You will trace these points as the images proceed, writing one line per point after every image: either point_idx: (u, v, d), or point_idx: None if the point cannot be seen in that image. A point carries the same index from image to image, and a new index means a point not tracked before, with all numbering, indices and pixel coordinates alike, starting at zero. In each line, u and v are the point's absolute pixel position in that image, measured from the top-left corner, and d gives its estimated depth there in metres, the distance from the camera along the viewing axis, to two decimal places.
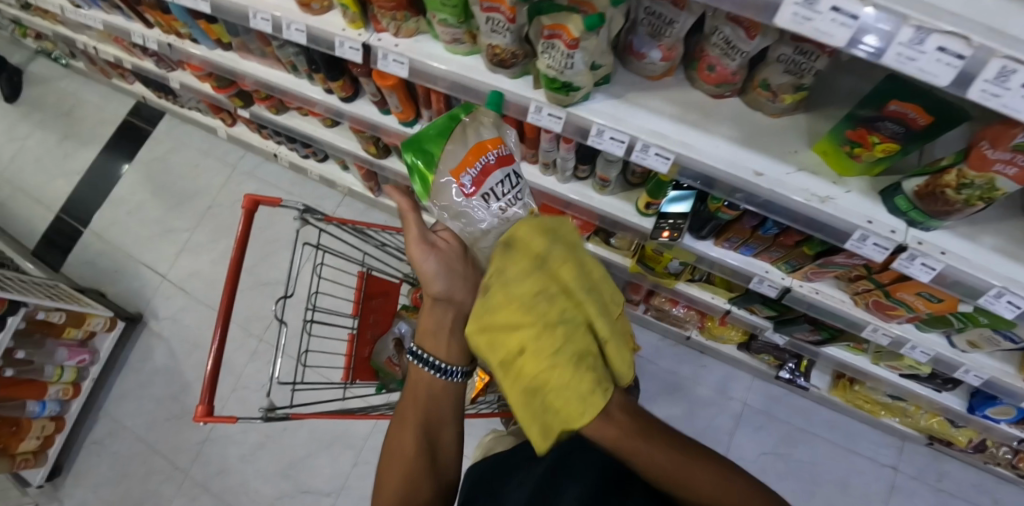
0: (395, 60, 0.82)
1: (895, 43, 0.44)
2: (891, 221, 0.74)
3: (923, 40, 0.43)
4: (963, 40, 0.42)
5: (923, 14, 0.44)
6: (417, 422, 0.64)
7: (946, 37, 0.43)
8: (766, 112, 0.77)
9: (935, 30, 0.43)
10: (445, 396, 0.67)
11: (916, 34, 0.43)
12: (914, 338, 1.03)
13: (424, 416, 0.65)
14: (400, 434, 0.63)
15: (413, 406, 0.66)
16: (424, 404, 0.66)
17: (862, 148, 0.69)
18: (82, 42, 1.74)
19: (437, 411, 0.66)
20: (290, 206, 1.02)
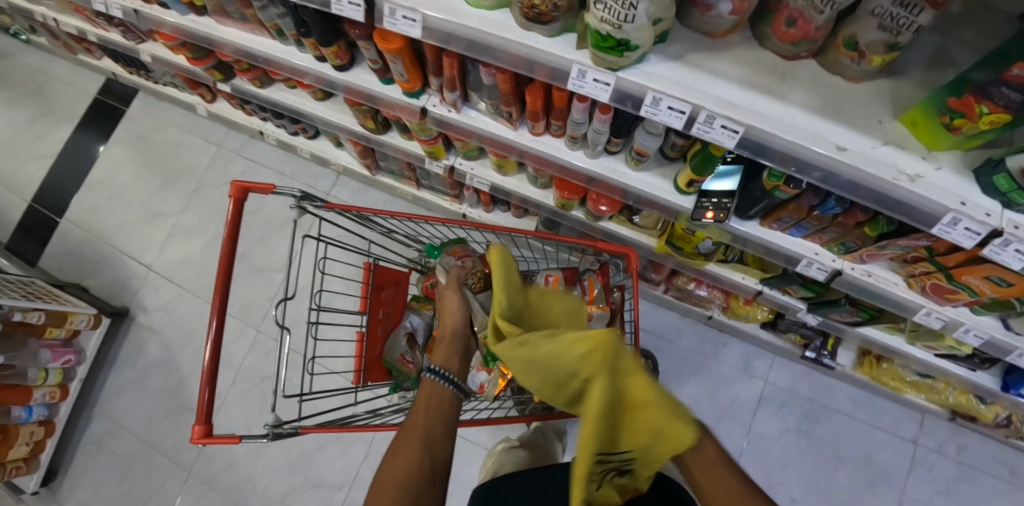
0: (404, 16, 0.69)
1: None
2: (986, 203, 0.64)
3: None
4: None
5: None
6: (421, 437, 0.57)
7: None
8: (847, 76, 0.66)
9: None
10: (442, 415, 0.62)
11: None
12: (968, 320, 0.96)
13: (427, 434, 0.58)
14: (401, 446, 0.55)
15: (416, 424, 0.59)
16: (431, 423, 0.60)
17: (965, 119, 0.58)
18: (40, 12, 1.55)
19: (437, 427, 0.60)
20: (284, 193, 0.89)
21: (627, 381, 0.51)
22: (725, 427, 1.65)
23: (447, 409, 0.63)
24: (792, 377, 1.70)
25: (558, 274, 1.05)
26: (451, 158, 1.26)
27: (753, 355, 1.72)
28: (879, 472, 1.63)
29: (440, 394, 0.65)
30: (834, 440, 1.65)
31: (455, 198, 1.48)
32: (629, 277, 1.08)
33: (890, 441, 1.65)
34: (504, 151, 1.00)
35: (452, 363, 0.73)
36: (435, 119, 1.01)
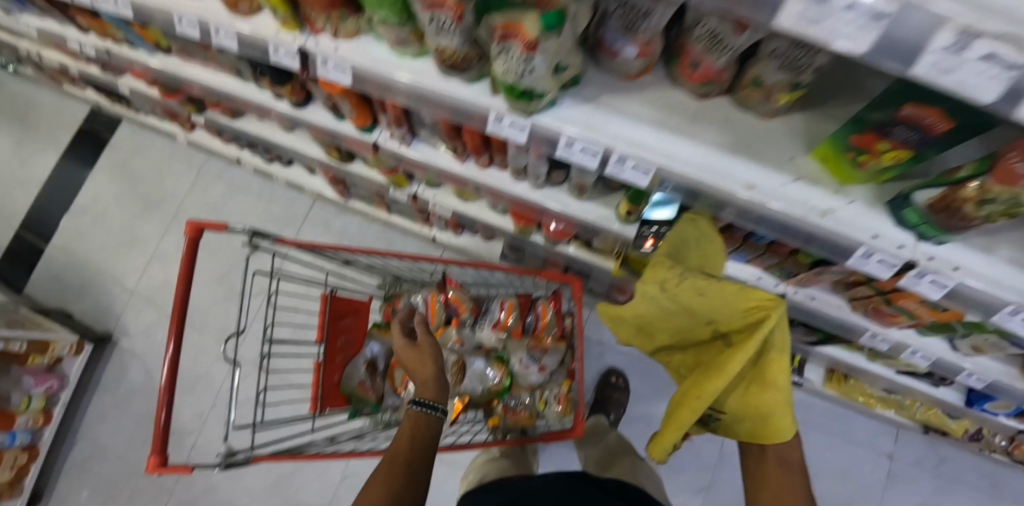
0: (336, 66, 0.73)
1: (929, 52, 0.32)
2: (900, 235, 0.65)
3: (968, 45, 0.31)
4: (1018, 47, 0.31)
5: (972, 8, 0.31)
6: (408, 445, 0.73)
7: (998, 41, 0.31)
8: (759, 113, 0.66)
9: (986, 32, 0.30)
10: (429, 428, 0.77)
11: (961, 39, 0.31)
12: (915, 343, 0.99)
13: (414, 442, 0.74)
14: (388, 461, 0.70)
15: (405, 434, 0.75)
16: (415, 433, 0.75)
17: (868, 155, 0.59)
18: (23, 47, 1.59)
19: (424, 438, 0.75)
20: (235, 230, 0.92)
21: (773, 358, 0.68)
22: (699, 444, 1.66)
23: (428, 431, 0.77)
24: None
25: (513, 300, 1.11)
26: (414, 186, 1.30)
27: None
28: (854, 485, 1.64)
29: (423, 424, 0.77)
30: (810, 455, 1.66)
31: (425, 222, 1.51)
32: (574, 304, 1.13)
33: (866, 455, 1.67)
34: (461, 183, 1.03)
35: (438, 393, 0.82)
36: (388, 152, 1.04)
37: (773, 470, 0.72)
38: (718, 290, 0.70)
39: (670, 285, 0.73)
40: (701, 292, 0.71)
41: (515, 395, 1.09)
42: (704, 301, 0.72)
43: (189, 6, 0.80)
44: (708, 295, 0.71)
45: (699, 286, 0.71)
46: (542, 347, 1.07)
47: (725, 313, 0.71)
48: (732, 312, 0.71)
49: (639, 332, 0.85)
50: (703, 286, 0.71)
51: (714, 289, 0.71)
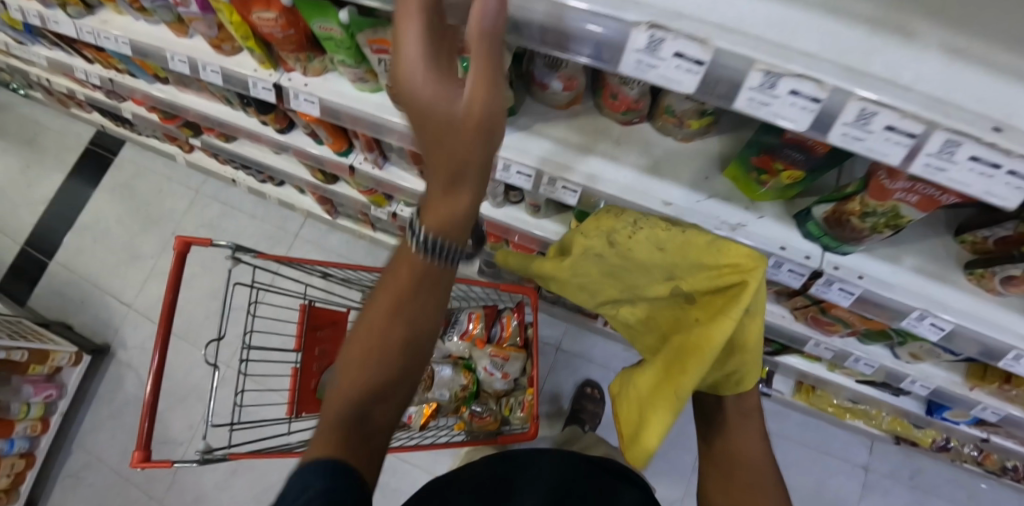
0: (305, 99, 0.81)
1: (746, 88, 0.41)
2: (806, 246, 0.72)
3: (775, 84, 0.40)
4: (817, 83, 0.40)
5: (773, 56, 0.40)
6: (395, 310, 0.45)
7: (798, 80, 0.40)
8: (677, 137, 0.75)
9: (784, 73, 0.40)
10: (433, 277, 0.46)
11: (767, 79, 0.40)
12: (857, 351, 1.04)
13: (404, 297, 0.45)
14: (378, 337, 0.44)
15: (389, 293, 0.46)
16: (406, 290, 0.45)
17: (768, 174, 0.67)
18: (35, 75, 1.71)
19: (422, 298, 0.46)
20: (220, 245, 1.00)
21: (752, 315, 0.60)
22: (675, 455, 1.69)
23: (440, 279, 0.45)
24: None
25: (479, 311, 1.18)
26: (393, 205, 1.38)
27: None
28: (830, 497, 1.66)
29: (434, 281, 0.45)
30: (785, 466, 1.68)
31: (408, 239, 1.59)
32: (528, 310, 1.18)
33: (841, 466, 1.69)
34: None
35: (454, 227, 0.41)
36: (364, 174, 1.13)
37: (739, 448, 0.68)
38: (678, 240, 0.61)
39: (618, 238, 0.65)
40: (659, 243, 0.62)
41: (483, 401, 1.17)
42: (662, 253, 0.62)
43: (182, 46, 0.91)
44: (665, 250, 0.62)
45: (656, 237, 0.63)
46: (504, 355, 1.13)
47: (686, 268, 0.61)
48: (692, 270, 0.61)
49: (583, 288, 0.74)
50: (661, 238, 0.62)
51: (671, 243, 0.62)
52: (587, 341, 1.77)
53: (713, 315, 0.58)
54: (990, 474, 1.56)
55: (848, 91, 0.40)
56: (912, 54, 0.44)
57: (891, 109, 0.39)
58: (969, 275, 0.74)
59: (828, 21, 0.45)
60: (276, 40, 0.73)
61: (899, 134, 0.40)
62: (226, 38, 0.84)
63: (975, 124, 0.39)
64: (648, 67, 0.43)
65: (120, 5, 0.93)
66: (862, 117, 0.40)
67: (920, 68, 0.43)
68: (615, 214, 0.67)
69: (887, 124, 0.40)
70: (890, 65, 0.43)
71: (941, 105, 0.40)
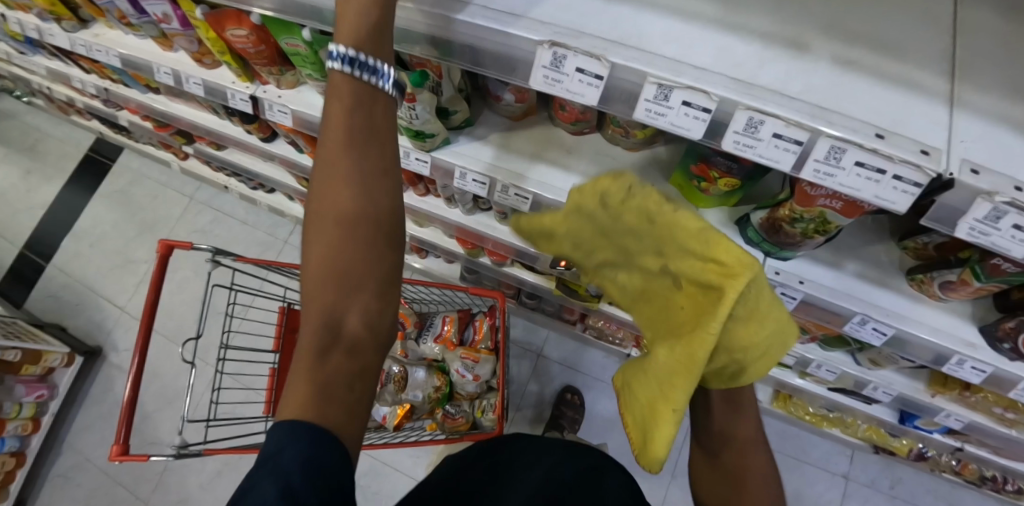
0: (279, 110, 0.86)
1: (642, 99, 0.46)
2: (749, 251, 0.76)
3: (668, 95, 0.44)
4: (705, 94, 0.44)
5: (665, 70, 0.45)
6: (342, 193, 0.46)
7: (688, 92, 0.44)
8: (626, 147, 0.79)
9: (675, 86, 0.44)
10: (369, 126, 0.48)
11: (660, 91, 0.44)
12: (819, 357, 1.06)
13: (350, 173, 0.46)
14: (333, 190, 0.46)
15: (337, 144, 0.46)
16: (347, 172, 0.46)
17: (707, 181, 0.71)
18: (37, 84, 1.78)
19: (371, 209, 0.46)
20: (201, 248, 1.05)
21: (753, 320, 0.44)
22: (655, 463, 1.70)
23: (370, 111, 0.48)
24: None
25: (453, 315, 1.23)
26: None
27: None
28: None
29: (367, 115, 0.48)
30: None
31: None
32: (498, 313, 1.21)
33: (820, 476, 1.69)
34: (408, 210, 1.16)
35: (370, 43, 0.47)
36: None
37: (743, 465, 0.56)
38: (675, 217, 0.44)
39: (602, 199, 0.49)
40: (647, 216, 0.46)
41: (456, 403, 1.20)
42: (653, 230, 0.46)
43: (167, 59, 0.96)
44: (655, 224, 0.46)
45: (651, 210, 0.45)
46: (474, 357, 1.15)
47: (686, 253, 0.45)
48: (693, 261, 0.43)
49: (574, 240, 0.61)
50: (653, 212, 0.45)
51: (674, 224, 0.44)
52: (569, 348, 1.79)
53: (699, 317, 0.45)
54: (970, 484, 1.55)
55: (735, 101, 0.44)
56: (799, 67, 0.48)
57: (777, 118, 0.44)
58: (911, 281, 0.77)
59: (727, 37, 0.50)
60: (250, 55, 0.78)
61: (786, 141, 0.45)
62: (207, 53, 0.90)
63: (859, 132, 0.44)
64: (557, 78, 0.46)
65: (110, 20, 0.98)
66: (751, 126, 0.45)
67: (808, 79, 0.48)
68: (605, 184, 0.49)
69: (774, 131, 0.44)
70: (780, 79, 0.47)
71: (827, 114, 0.46)
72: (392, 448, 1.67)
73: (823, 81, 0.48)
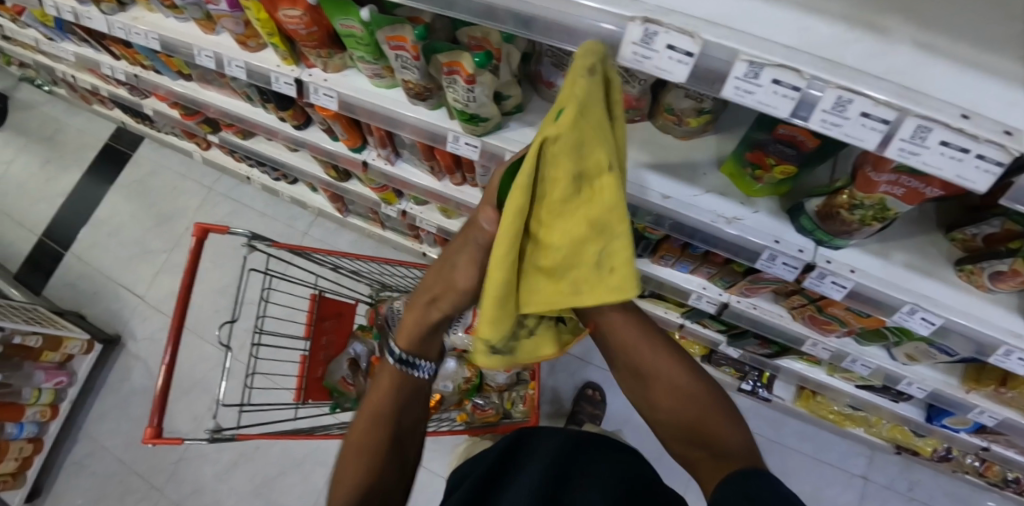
0: (325, 94, 0.86)
1: (731, 78, 0.46)
2: (800, 240, 0.75)
3: (759, 73, 0.45)
4: (796, 72, 0.44)
5: (754, 48, 0.45)
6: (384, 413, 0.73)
7: (778, 70, 0.44)
8: (677, 135, 0.79)
9: (766, 64, 0.44)
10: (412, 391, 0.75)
11: (751, 69, 0.45)
12: (854, 352, 1.05)
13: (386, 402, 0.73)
14: (364, 436, 0.71)
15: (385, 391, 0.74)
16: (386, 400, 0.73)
17: (763, 169, 0.71)
18: (60, 71, 1.77)
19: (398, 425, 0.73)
20: (237, 234, 1.05)
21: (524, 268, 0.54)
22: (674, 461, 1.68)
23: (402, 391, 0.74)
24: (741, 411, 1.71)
25: None
26: (404, 203, 1.42)
27: None
28: None
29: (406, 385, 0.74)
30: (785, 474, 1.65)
31: (415, 238, 1.62)
32: None
33: (840, 477, 1.65)
34: (442, 201, 1.15)
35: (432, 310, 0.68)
36: (376, 171, 1.17)
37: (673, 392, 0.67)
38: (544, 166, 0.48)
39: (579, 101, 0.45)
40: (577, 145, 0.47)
41: (485, 394, 1.19)
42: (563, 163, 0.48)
43: (208, 42, 0.96)
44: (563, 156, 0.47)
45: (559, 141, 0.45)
46: None
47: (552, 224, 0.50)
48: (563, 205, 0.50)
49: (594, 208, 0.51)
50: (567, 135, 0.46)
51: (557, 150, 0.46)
52: (589, 343, 1.79)
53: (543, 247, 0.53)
54: (993, 487, 1.54)
55: (826, 79, 0.44)
56: (881, 49, 0.48)
57: (866, 97, 0.44)
58: (958, 272, 0.76)
59: (808, 18, 0.50)
60: (300, 36, 0.77)
61: (874, 121, 0.45)
62: (251, 35, 0.89)
63: (944, 111, 0.43)
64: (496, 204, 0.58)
65: (152, 3, 0.99)
66: (839, 105, 0.44)
67: (887, 61, 0.48)
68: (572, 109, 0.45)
69: (862, 110, 0.44)
70: (865, 60, 0.47)
71: (914, 95, 0.45)
72: None
73: (903, 61, 0.48)
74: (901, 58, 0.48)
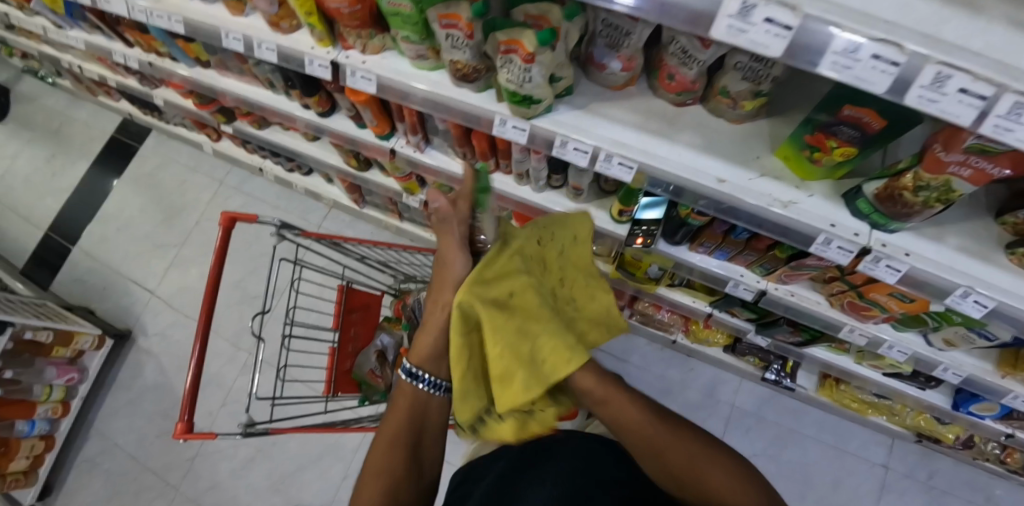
0: (362, 76, 0.83)
1: (830, 53, 0.44)
2: (855, 224, 0.74)
3: (859, 48, 0.44)
4: (896, 48, 0.43)
5: (856, 23, 0.44)
6: (399, 436, 0.64)
7: (878, 45, 0.43)
8: (729, 119, 0.77)
9: (867, 38, 0.43)
10: (432, 406, 0.67)
11: (851, 43, 0.43)
12: (891, 337, 1.05)
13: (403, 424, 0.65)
14: (380, 468, 0.60)
15: (399, 414, 0.66)
16: (403, 420, 0.65)
17: (821, 152, 0.70)
18: (66, 61, 1.73)
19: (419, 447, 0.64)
20: (266, 222, 1.02)
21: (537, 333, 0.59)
22: None
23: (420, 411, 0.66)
24: (760, 401, 1.71)
25: None
26: (426, 193, 1.40)
27: (718, 379, 1.73)
28: (848, 497, 1.62)
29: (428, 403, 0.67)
30: (806, 462, 1.65)
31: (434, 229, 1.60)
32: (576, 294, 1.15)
33: (860, 465, 1.65)
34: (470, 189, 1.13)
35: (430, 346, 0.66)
36: (404, 158, 1.14)
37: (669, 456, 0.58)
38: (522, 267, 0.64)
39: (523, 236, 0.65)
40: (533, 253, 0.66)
41: None
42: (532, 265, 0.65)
43: (237, 24, 0.93)
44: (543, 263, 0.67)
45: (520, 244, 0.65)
46: None
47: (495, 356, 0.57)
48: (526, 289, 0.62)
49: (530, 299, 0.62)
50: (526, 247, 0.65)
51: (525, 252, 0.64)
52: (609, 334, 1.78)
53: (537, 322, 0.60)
54: (1011, 474, 1.54)
55: (926, 55, 0.43)
56: (977, 25, 0.47)
57: (966, 73, 0.42)
58: (1010, 255, 0.75)
59: None
60: (341, 14, 0.76)
61: (972, 96, 0.43)
62: (284, 16, 0.86)
63: None
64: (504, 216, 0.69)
65: None
66: (938, 81, 0.43)
67: (983, 38, 0.46)
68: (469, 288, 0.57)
69: (961, 86, 0.43)
70: (965, 35, 0.46)
71: (1015, 73, 0.44)
72: None
73: (998, 38, 0.47)
74: (998, 34, 0.47)
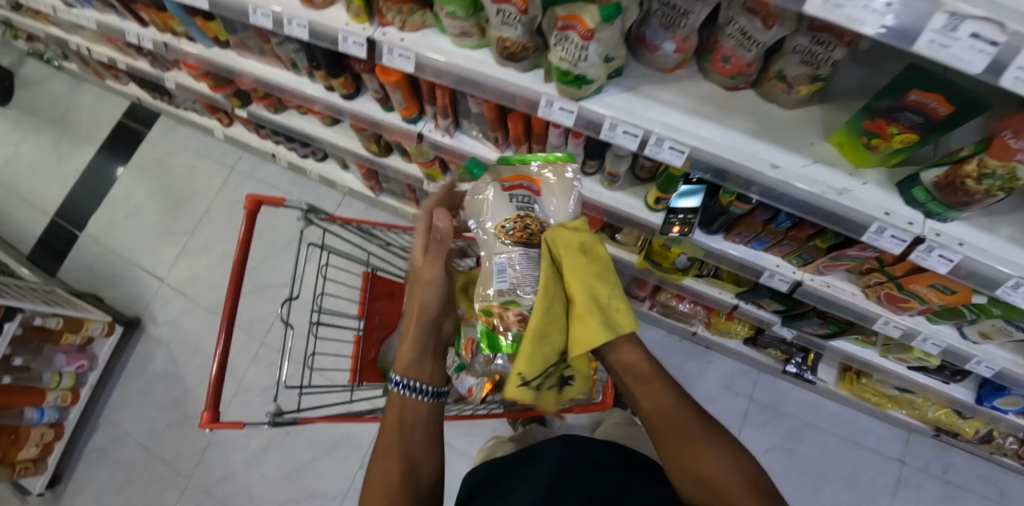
0: (401, 54, 0.80)
1: (928, 31, 0.42)
2: (909, 213, 0.72)
3: (957, 26, 0.41)
4: (999, 25, 0.40)
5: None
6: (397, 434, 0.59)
7: (981, 23, 0.40)
8: (782, 104, 0.76)
9: (969, 15, 0.40)
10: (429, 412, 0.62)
11: (951, 21, 0.41)
12: (926, 329, 1.03)
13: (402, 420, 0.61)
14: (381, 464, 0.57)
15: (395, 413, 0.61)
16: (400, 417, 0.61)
17: (880, 139, 0.67)
18: (75, 43, 1.69)
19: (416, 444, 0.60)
20: (293, 206, 0.99)
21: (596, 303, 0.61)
22: None
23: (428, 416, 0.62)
24: (777, 394, 1.70)
25: None
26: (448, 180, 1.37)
27: (735, 372, 1.72)
28: (864, 491, 1.61)
29: (413, 408, 0.61)
30: (822, 456, 1.65)
31: None
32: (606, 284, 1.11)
33: (876, 459, 1.65)
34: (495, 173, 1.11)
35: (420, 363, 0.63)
36: (430, 143, 1.12)
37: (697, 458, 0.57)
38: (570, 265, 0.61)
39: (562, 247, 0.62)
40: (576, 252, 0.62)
41: None
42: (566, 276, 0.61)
43: None
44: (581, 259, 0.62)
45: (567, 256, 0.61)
46: None
47: (574, 286, 0.60)
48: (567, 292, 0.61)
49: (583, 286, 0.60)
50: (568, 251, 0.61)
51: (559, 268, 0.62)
52: None
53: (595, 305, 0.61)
54: None
55: None
56: None
57: None
58: None
59: None
60: None
61: None
62: None
63: None
64: (527, 205, 0.65)
65: None
66: None
67: None
68: (560, 228, 0.63)
69: None
70: None
71: None
72: (447, 426, 1.63)
73: None
74: None
